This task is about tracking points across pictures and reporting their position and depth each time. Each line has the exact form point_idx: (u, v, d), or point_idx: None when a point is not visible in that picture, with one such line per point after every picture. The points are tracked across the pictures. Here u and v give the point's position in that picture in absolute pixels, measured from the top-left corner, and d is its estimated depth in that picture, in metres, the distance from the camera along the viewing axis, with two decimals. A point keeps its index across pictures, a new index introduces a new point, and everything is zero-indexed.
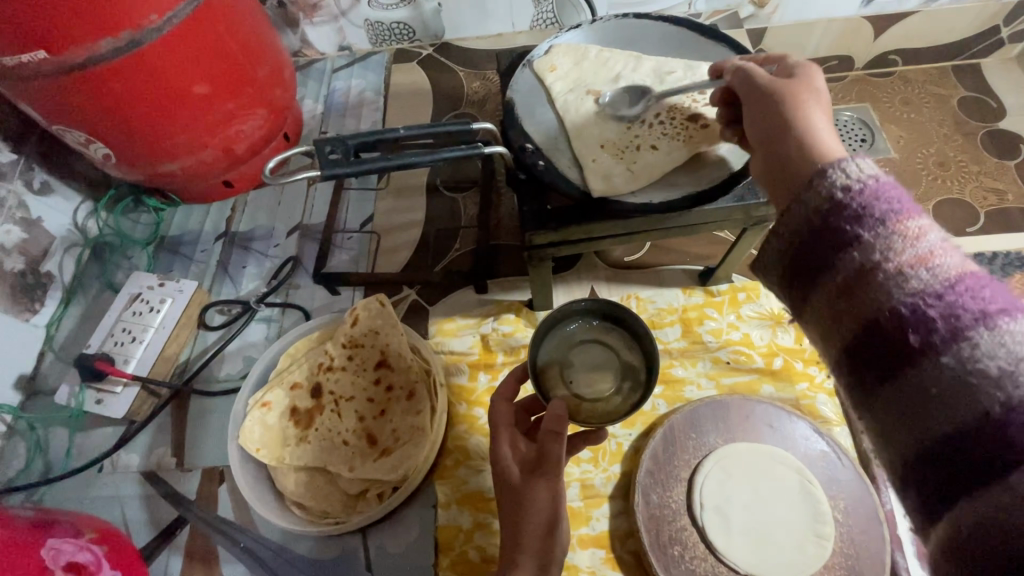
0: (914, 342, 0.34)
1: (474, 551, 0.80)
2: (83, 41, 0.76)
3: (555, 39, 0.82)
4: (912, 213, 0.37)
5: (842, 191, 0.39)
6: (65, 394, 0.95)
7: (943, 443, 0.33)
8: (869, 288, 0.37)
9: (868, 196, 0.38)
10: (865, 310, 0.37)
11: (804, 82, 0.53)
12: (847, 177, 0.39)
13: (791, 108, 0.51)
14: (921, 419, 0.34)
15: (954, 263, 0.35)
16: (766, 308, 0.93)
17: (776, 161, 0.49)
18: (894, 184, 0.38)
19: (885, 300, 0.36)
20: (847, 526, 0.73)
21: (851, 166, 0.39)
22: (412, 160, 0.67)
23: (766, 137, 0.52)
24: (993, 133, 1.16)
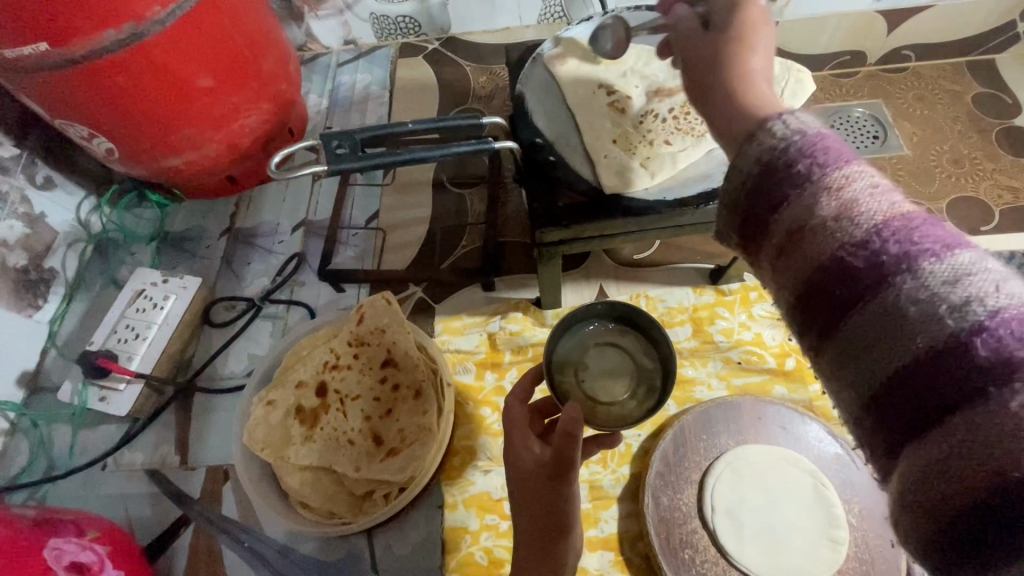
0: (850, 291, 0.34)
1: (481, 553, 0.79)
2: (87, 33, 0.74)
3: (566, 31, 0.80)
4: (840, 161, 0.36)
5: (782, 142, 0.37)
6: (67, 392, 0.94)
7: (887, 393, 0.32)
8: (811, 237, 0.35)
9: (808, 146, 0.36)
10: (809, 260, 0.35)
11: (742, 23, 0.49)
12: (789, 127, 0.38)
13: (726, 58, 0.49)
14: (871, 361, 0.33)
15: (882, 208, 0.34)
16: (778, 308, 0.91)
17: (717, 113, 0.47)
18: (824, 134, 0.37)
19: (816, 253, 0.35)
20: (862, 530, 0.72)
21: (794, 118, 0.38)
22: (422, 155, 0.65)
23: (700, 91, 0.50)
24: (1008, 130, 1.14)
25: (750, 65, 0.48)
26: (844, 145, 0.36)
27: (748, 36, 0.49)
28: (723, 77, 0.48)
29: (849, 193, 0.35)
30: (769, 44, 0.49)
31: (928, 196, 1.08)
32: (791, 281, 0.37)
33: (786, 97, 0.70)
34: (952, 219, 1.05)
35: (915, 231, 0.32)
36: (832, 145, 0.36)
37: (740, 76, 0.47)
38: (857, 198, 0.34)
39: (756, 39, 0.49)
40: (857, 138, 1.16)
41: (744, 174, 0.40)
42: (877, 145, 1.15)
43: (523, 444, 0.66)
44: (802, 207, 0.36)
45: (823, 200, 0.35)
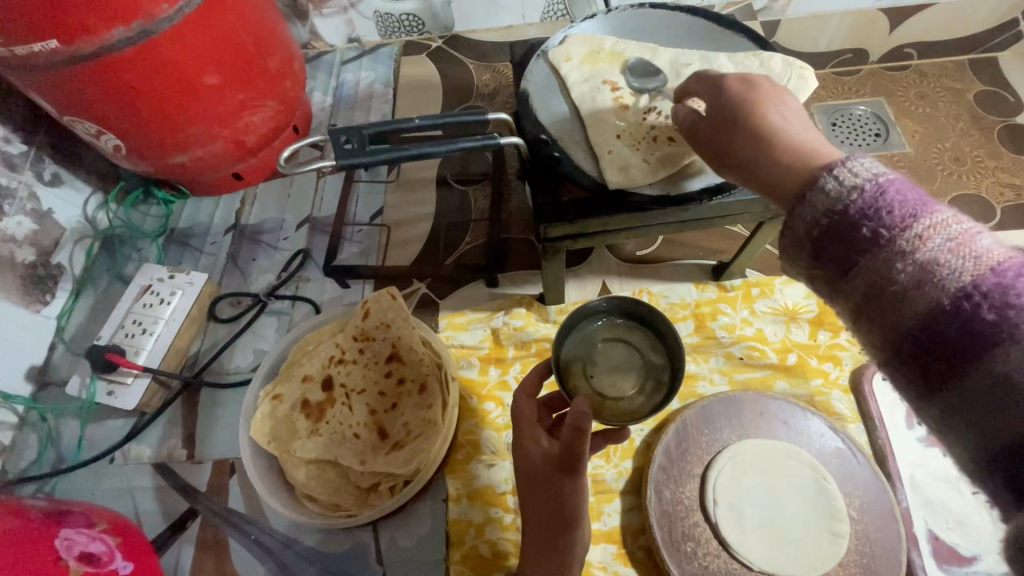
0: (971, 341, 0.31)
1: (485, 546, 0.80)
2: (96, 30, 0.75)
3: (570, 29, 0.81)
4: (928, 206, 0.34)
5: (838, 202, 0.37)
6: (76, 386, 0.95)
7: (1021, 455, 0.30)
8: (895, 295, 0.34)
9: (870, 203, 0.35)
10: (897, 318, 0.34)
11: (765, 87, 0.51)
12: (843, 183, 0.37)
13: (746, 116, 0.50)
14: (989, 428, 0.31)
15: (994, 252, 0.32)
16: (780, 303, 0.92)
17: (751, 170, 0.49)
18: (901, 181, 0.36)
19: (929, 301, 0.32)
20: (863, 523, 0.73)
21: (848, 170, 0.38)
22: (428, 150, 0.66)
23: (723, 149, 0.52)
24: (1010, 127, 1.15)
25: (771, 120, 0.49)
26: (912, 193, 0.35)
27: (757, 99, 0.51)
28: (748, 140, 0.49)
29: (929, 248, 0.33)
30: (781, 96, 0.51)
31: (929, 194, 1.09)
32: (879, 335, 0.36)
33: None
34: None
35: (1013, 285, 0.30)
36: (898, 196, 0.35)
37: (772, 133, 0.48)
38: (939, 252, 0.33)
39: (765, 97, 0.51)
40: (859, 136, 1.17)
41: (806, 233, 0.39)
42: (878, 143, 1.15)
43: (532, 437, 0.67)
44: (879, 267, 0.35)
45: (900, 258, 0.34)
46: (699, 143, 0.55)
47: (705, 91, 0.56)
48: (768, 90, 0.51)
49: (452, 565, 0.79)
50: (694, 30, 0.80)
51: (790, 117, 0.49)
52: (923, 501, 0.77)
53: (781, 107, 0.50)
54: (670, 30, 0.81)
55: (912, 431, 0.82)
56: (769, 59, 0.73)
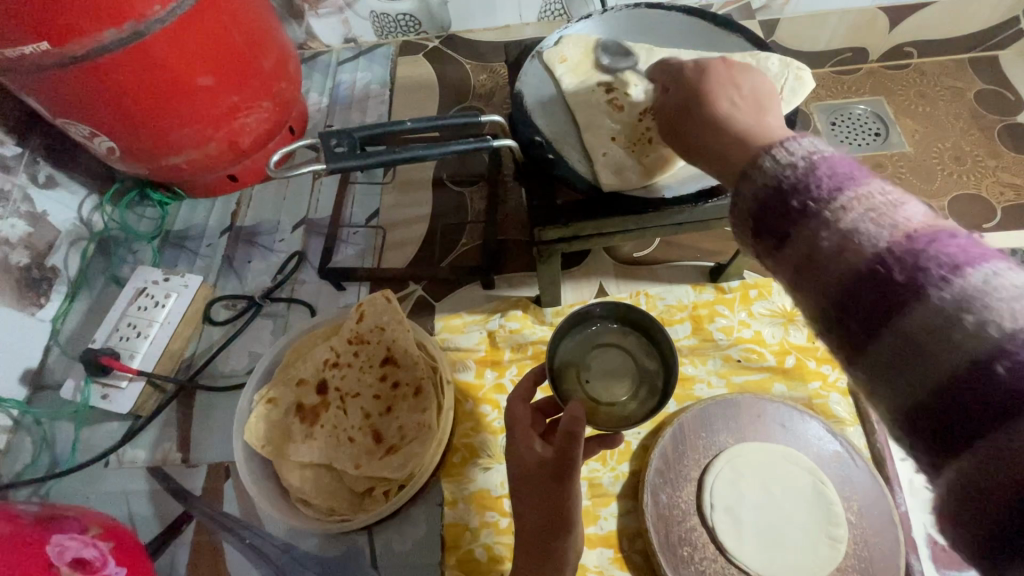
0: (888, 294, 0.33)
1: (481, 550, 0.79)
2: (87, 32, 0.75)
3: (565, 29, 0.80)
4: (858, 177, 0.36)
5: (779, 177, 0.39)
6: (71, 390, 0.95)
7: (933, 397, 0.32)
8: (825, 263, 0.36)
9: (807, 176, 0.38)
10: (825, 283, 0.36)
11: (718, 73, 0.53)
12: (782, 161, 0.40)
13: (696, 100, 0.52)
14: (905, 374, 0.33)
15: (915, 218, 0.34)
16: (778, 305, 0.91)
17: (706, 152, 0.50)
18: (834, 155, 0.38)
19: (851, 260, 0.35)
20: (861, 527, 0.72)
21: (787, 148, 0.40)
22: (421, 152, 0.65)
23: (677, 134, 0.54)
24: (1011, 127, 1.14)
25: (721, 105, 0.51)
26: (844, 167, 0.37)
27: (713, 83, 0.53)
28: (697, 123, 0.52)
29: (852, 219, 0.35)
30: (730, 80, 0.53)
31: (930, 194, 1.08)
32: (812, 300, 0.38)
33: (784, 95, 0.70)
34: (954, 216, 1.05)
35: (923, 251, 0.32)
36: (830, 172, 0.37)
37: (721, 119, 0.49)
38: (860, 221, 0.35)
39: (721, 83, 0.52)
40: (859, 136, 1.16)
41: (751, 210, 0.41)
42: (878, 142, 1.14)
43: (526, 443, 0.65)
44: (809, 237, 0.37)
45: (826, 228, 0.36)
46: (658, 126, 0.58)
47: (664, 79, 0.59)
48: (725, 76, 0.53)
49: (447, 570, 0.79)
50: (691, 30, 0.80)
51: (742, 101, 0.51)
52: (922, 504, 0.77)
53: (736, 93, 0.52)
54: (666, 30, 0.80)
55: None
56: (766, 60, 0.73)
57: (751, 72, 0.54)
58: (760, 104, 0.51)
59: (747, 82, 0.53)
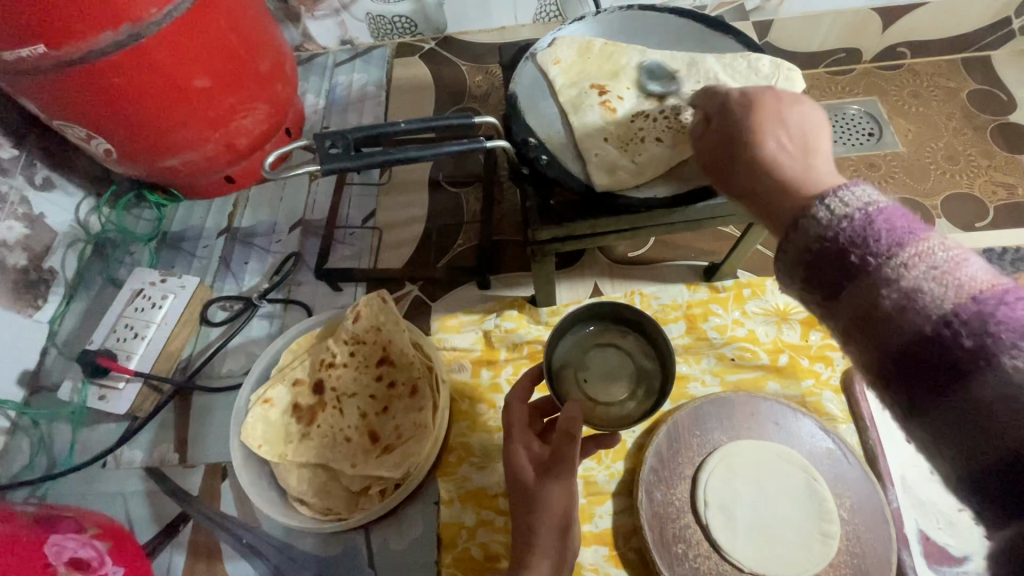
0: (957, 361, 0.31)
1: (477, 548, 0.80)
2: (83, 35, 0.75)
3: (559, 31, 0.81)
4: (920, 233, 0.35)
5: (829, 230, 0.37)
6: (67, 391, 0.96)
7: (999, 466, 0.30)
8: (882, 321, 0.34)
9: (861, 229, 0.36)
10: (883, 343, 0.34)
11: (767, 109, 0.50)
12: (832, 214, 0.38)
13: (742, 140, 0.49)
14: (969, 443, 0.31)
15: (981, 276, 0.32)
16: (771, 304, 0.92)
17: (756, 199, 0.47)
18: (892, 208, 0.36)
19: (913, 322, 0.33)
20: (853, 524, 0.73)
21: (840, 199, 0.38)
22: (414, 153, 0.65)
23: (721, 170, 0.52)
24: (1003, 126, 1.14)
25: (768, 146, 0.48)
26: (903, 221, 0.35)
27: (759, 118, 0.50)
28: (742, 166, 0.49)
29: (914, 276, 0.33)
30: (779, 117, 0.49)
31: (923, 193, 1.09)
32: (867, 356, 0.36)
33: None
34: (946, 215, 1.05)
35: (993, 314, 0.31)
36: (887, 225, 0.35)
37: (770, 164, 0.47)
38: (922, 280, 0.33)
39: (765, 120, 0.49)
40: (852, 135, 1.16)
41: (799, 258, 0.39)
42: (872, 142, 1.15)
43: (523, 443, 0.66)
44: (866, 292, 0.35)
45: (886, 285, 0.34)
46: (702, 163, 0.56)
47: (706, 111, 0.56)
48: (771, 112, 0.50)
49: (443, 568, 0.79)
50: (683, 32, 0.80)
51: (787, 142, 0.48)
52: (914, 501, 0.77)
53: (785, 130, 0.49)
54: (659, 32, 0.81)
55: None
56: (757, 61, 0.73)
57: (800, 101, 0.50)
58: (809, 144, 0.47)
59: (796, 119, 0.49)
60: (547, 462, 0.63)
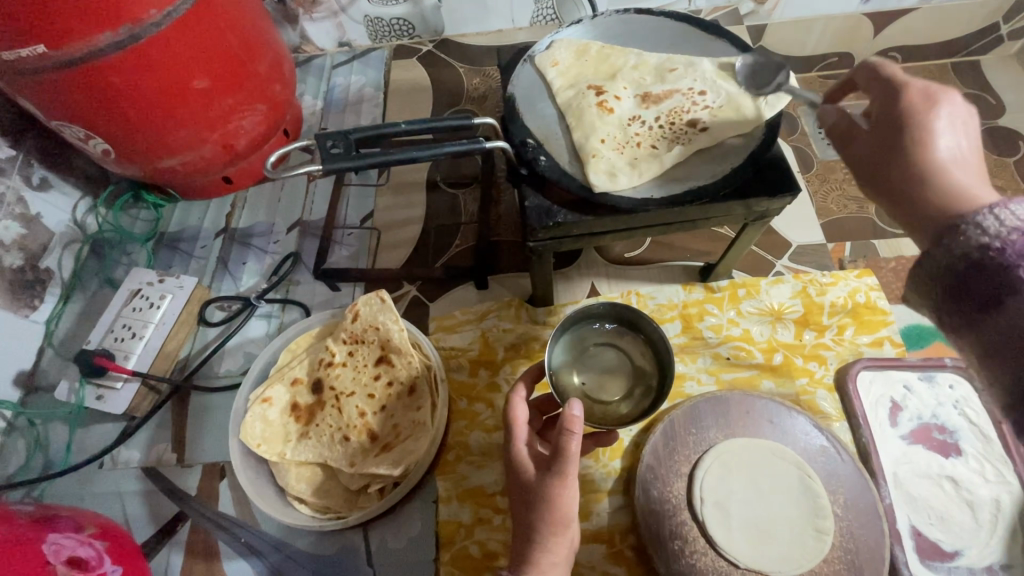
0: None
1: (475, 546, 0.81)
2: (84, 35, 0.75)
3: (556, 34, 0.82)
4: None
5: (981, 248, 0.42)
6: (65, 391, 0.95)
7: None
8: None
9: (1015, 251, 0.40)
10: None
11: (933, 103, 0.53)
12: (987, 232, 0.42)
13: (915, 131, 0.53)
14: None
15: None
16: (766, 304, 0.93)
17: (912, 203, 0.51)
18: None
19: None
20: (847, 520, 0.74)
21: (1006, 213, 0.42)
22: (415, 154, 0.66)
23: (874, 157, 0.56)
24: (993, 130, 1.16)
25: (938, 156, 0.51)
26: None
27: (920, 130, 0.52)
28: (895, 148, 0.53)
29: None
30: (950, 123, 0.52)
31: None
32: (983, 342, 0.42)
33: (769, 98, 0.71)
34: None
35: None
36: None
37: (926, 172, 0.51)
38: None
39: (924, 121, 0.53)
40: None
41: (944, 264, 0.45)
42: None
43: (524, 441, 0.66)
44: (1023, 308, 0.39)
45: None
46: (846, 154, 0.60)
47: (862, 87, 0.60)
48: (933, 117, 0.52)
49: (441, 566, 0.80)
50: (678, 34, 0.82)
51: (953, 151, 0.51)
52: (906, 496, 0.79)
53: (948, 139, 0.52)
54: (653, 33, 0.82)
55: (896, 429, 0.83)
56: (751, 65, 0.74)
57: (954, 108, 0.53)
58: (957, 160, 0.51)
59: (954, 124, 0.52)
60: (549, 459, 0.63)
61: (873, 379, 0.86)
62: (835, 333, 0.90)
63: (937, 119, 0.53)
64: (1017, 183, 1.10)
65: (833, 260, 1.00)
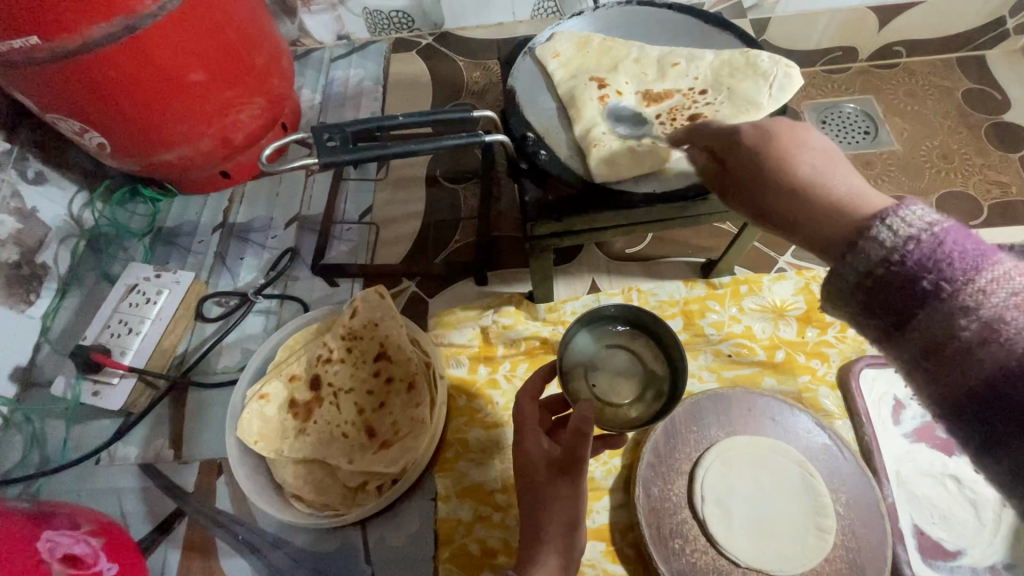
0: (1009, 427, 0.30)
1: (474, 544, 0.80)
2: (77, 27, 0.74)
3: (558, 26, 0.81)
4: (984, 265, 0.32)
5: (882, 261, 0.35)
6: (61, 387, 0.94)
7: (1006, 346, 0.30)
8: (959, 352, 0.32)
9: (919, 259, 0.33)
10: (956, 374, 0.32)
11: (785, 130, 0.47)
12: (884, 245, 0.35)
13: (772, 160, 0.45)
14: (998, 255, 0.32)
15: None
16: (768, 301, 0.92)
17: (809, 229, 0.41)
18: (958, 229, 0.33)
19: (988, 366, 0.31)
20: (849, 519, 0.73)
21: (898, 221, 0.35)
22: (414, 147, 0.65)
23: (755, 198, 0.47)
24: (998, 125, 1.15)
25: (802, 171, 0.44)
26: (971, 243, 0.33)
27: (778, 154, 0.45)
28: (762, 177, 0.46)
29: (995, 303, 0.31)
30: (800, 142, 0.46)
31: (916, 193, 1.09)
32: (908, 356, 0.35)
33: (774, 91, 0.70)
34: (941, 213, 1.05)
35: None
36: (958, 246, 0.33)
37: (807, 188, 0.42)
38: (1005, 308, 0.31)
39: (784, 148, 0.45)
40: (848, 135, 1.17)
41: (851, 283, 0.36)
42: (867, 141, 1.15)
43: (534, 439, 0.65)
44: (940, 321, 0.32)
45: (963, 314, 0.32)
46: (723, 195, 0.53)
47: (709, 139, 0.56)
48: (790, 139, 0.46)
49: (440, 564, 0.79)
50: (681, 27, 0.80)
51: (823, 167, 0.43)
52: (908, 495, 0.78)
53: (807, 157, 0.44)
54: (655, 26, 0.81)
55: (899, 427, 0.82)
56: (756, 57, 0.73)
57: (812, 129, 0.47)
58: (837, 168, 0.43)
59: (813, 144, 0.46)
60: (557, 459, 0.62)
61: (876, 376, 0.85)
62: (838, 330, 0.90)
63: (787, 145, 0.46)
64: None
65: None
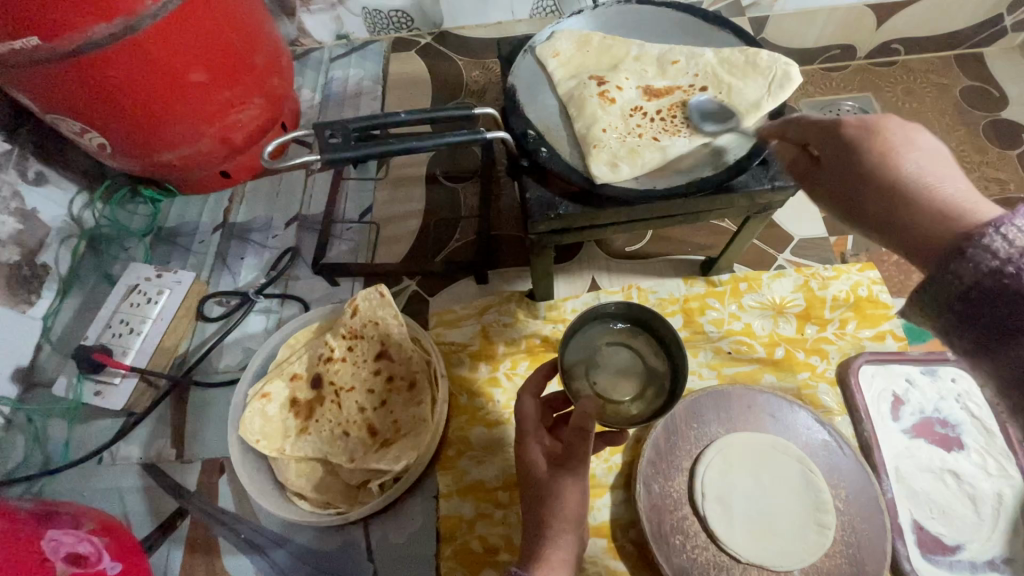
0: None
1: (476, 541, 0.80)
2: (79, 27, 0.74)
3: (557, 25, 0.81)
4: None
5: (992, 273, 0.37)
6: (62, 386, 0.95)
7: None
8: None
9: None
10: None
11: (892, 126, 0.47)
12: (997, 255, 0.37)
13: (870, 158, 0.46)
14: None
15: None
16: (768, 298, 0.93)
17: (905, 234, 0.44)
18: None
19: None
20: (848, 514, 0.74)
21: (1012, 231, 0.37)
22: (414, 144, 0.65)
23: (847, 196, 0.49)
24: (995, 122, 1.15)
25: (904, 172, 0.45)
26: None
27: (879, 148, 0.46)
28: (862, 172, 0.47)
29: None
30: (907, 138, 0.46)
31: None
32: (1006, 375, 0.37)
33: (773, 89, 0.70)
34: None
35: None
36: None
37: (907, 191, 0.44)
38: None
39: (883, 147, 0.46)
40: None
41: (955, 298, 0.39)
42: None
43: (536, 436, 0.66)
44: None
45: None
46: (816, 191, 0.53)
47: (804, 137, 0.55)
48: (896, 136, 0.47)
49: (442, 561, 0.80)
50: (680, 25, 0.81)
51: (926, 168, 0.45)
52: (908, 491, 0.78)
53: (915, 156, 0.45)
54: (654, 25, 0.81)
55: (898, 423, 0.83)
56: (755, 55, 0.73)
57: (921, 127, 0.47)
58: (945, 171, 0.44)
59: (922, 144, 0.46)
60: (559, 455, 0.63)
61: (875, 373, 0.86)
62: (837, 327, 0.90)
63: (886, 142, 0.46)
64: (1020, 176, 1.09)
65: (835, 253, 0.98)
